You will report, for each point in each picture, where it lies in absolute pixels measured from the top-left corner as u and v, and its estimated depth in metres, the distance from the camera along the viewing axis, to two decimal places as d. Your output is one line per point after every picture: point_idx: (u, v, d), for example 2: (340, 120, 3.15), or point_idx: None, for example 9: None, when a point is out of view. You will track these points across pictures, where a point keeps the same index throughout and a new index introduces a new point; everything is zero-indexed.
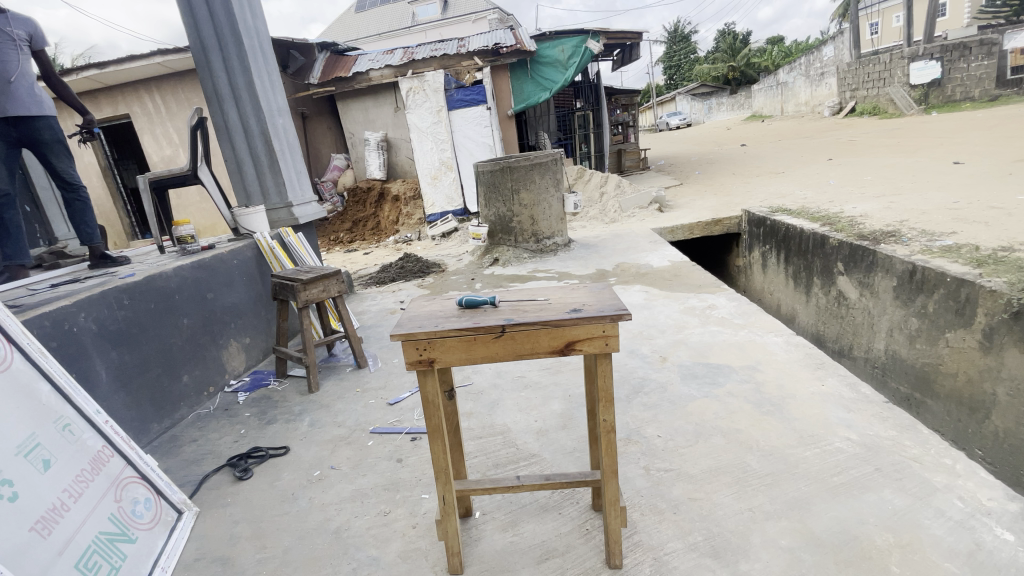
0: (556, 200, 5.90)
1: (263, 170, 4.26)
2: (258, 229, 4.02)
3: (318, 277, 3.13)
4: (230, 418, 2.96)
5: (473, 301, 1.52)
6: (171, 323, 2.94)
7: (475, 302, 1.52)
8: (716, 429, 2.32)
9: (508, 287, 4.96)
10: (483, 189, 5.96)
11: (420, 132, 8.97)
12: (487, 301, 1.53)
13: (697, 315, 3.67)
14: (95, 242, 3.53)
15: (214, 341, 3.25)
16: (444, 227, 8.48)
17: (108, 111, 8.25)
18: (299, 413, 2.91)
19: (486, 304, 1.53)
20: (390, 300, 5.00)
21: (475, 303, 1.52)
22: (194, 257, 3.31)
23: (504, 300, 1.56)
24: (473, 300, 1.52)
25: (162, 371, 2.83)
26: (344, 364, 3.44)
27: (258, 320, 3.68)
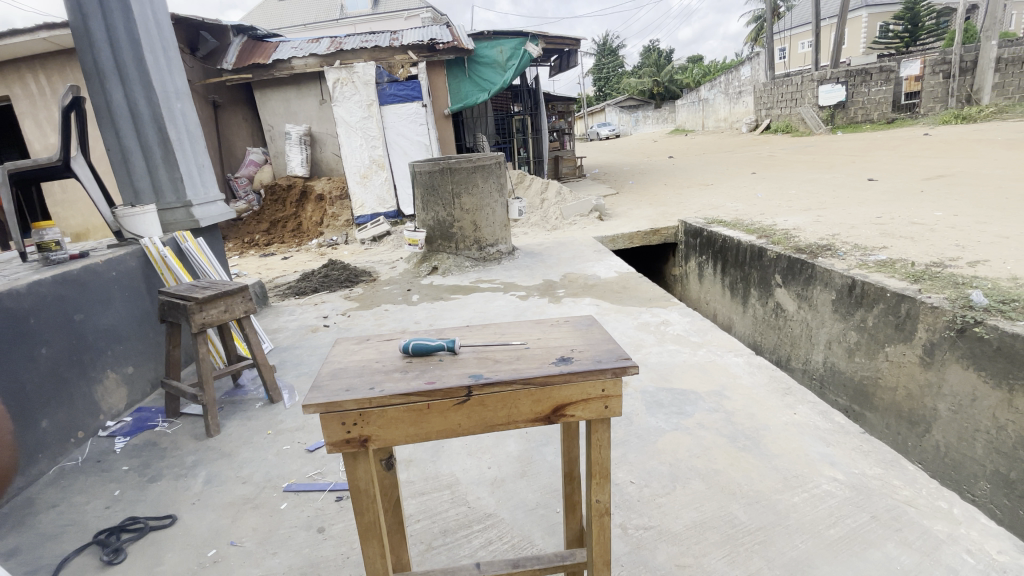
0: (499, 205, 5.55)
1: (156, 163, 3.54)
2: (146, 232, 3.32)
3: (218, 295, 2.57)
4: (105, 474, 2.25)
5: (423, 347, 1.13)
6: (22, 353, 2.21)
7: (428, 348, 1.13)
8: (693, 471, 2.04)
9: (448, 299, 4.53)
10: (419, 192, 5.48)
11: (349, 127, 8.29)
12: (445, 347, 1.14)
13: (652, 332, 3.44)
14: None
15: (84, 373, 2.54)
16: (376, 230, 7.87)
17: None
18: (191, 465, 2.32)
19: (444, 351, 1.14)
20: (312, 314, 4.41)
21: (428, 351, 1.13)
22: (56, 268, 2.59)
23: (465, 344, 1.18)
24: (424, 346, 1.13)
25: (7, 418, 2.11)
26: (253, 399, 2.89)
27: (143, 344, 3.01)
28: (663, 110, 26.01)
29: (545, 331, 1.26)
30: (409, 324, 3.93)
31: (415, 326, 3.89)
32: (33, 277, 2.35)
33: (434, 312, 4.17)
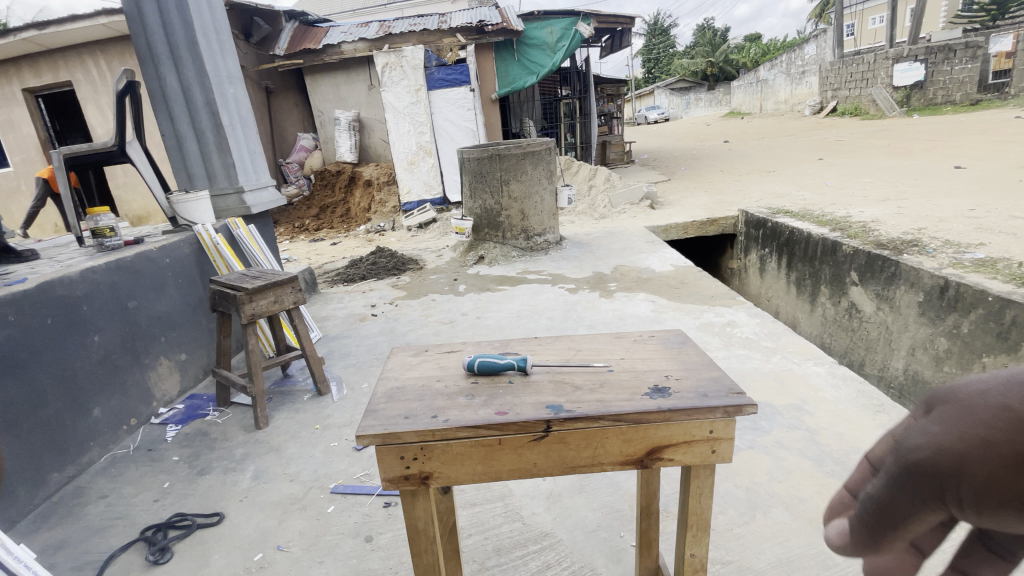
0: (548, 193, 5.35)
1: (209, 149, 3.54)
2: (200, 219, 3.32)
3: (268, 285, 2.52)
4: (154, 465, 2.26)
5: (490, 365, 0.97)
6: (78, 342, 2.23)
7: (494, 367, 0.97)
8: (774, 498, 1.82)
9: (494, 290, 4.39)
10: (468, 178, 5.34)
11: (396, 112, 8.24)
12: (515, 365, 0.98)
13: (716, 333, 3.18)
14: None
15: (137, 361, 2.57)
16: (421, 217, 7.83)
17: (47, 78, 7.27)
18: (241, 459, 2.28)
19: (513, 370, 0.98)
20: (360, 303, 4.37)
21: (495, 370, 0.97)
22: (112, 255, 2.60)
23: (536, 363, 1.01)
24: (490, 364, 0.97)
25: (62, 406, 2.13)
26: (302, 390, 2.85)
27: (197, 330, 3.02)
28: (717, 93, 24.80)
29: (632, 349, 1.08)
30: (456, 316, 3.82)
31: (463, 318, 3.77)
32: (89, 265, 2.36)
33: (481, 304, 4.04)
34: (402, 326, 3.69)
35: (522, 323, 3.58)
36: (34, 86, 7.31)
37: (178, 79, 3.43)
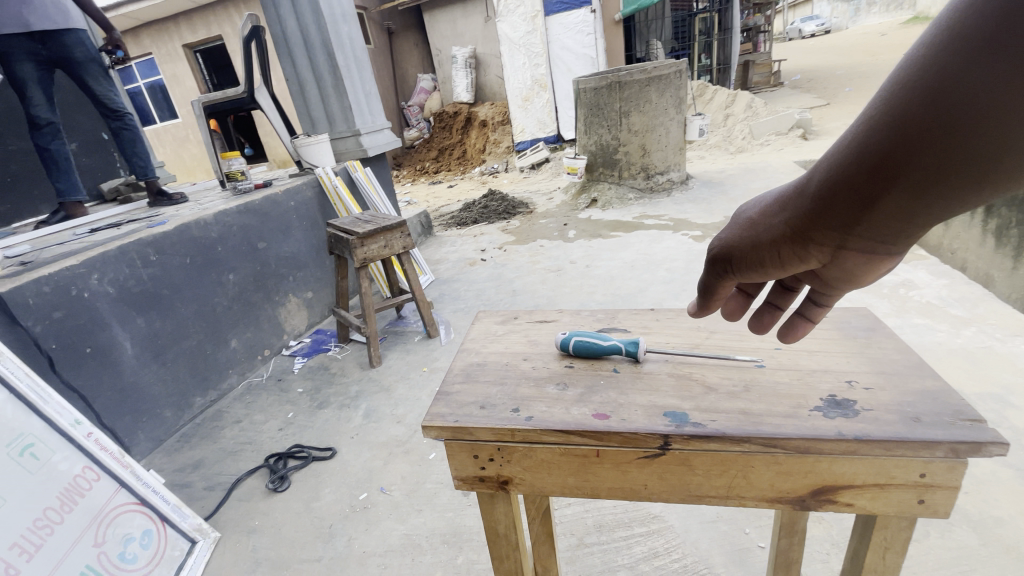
0: (674, 125, 4.74)
1: (328, 92, 3.60)
2: (322, 162, 3.42)
3: (377, 230, 2.50)
4: (282, 394, 2.46)
5: (589, 345, 0.76)
6: (214, 280, 2.46)
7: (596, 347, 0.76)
8: (964, 517, 1.41)
9: (608, 236, 4.07)
10: (583, 112, 4.91)
11: (512, 45, 7.85)
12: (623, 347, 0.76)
13: (884, 296, 2.57)
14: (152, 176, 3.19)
15: (269, 298, 2.78)
16: (534, 157, 7.57)
17: (202, 34, 8.17)
18: (354, 395, 2.37)
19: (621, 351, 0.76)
20: (470, 247, 4.33)
21: (596, 349, 0.76)
22: (243, 198, 2.78)
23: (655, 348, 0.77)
24: (590, 343, 0.76)
25: (203, 336, 2.40)
26: (412, 331, 2.88)
27: (322, 270, 3.18)
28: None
29: (821, 343, 0.78)
30: (565, 264, 3.59)
31: (572, 267, 3.54)
32: (222, 208, 2.54)
33: (593, 252, 3.75)
34: (509, 273, 3.57)
35: (637, 274, 3.26)
36: (193, 43, 8.29)
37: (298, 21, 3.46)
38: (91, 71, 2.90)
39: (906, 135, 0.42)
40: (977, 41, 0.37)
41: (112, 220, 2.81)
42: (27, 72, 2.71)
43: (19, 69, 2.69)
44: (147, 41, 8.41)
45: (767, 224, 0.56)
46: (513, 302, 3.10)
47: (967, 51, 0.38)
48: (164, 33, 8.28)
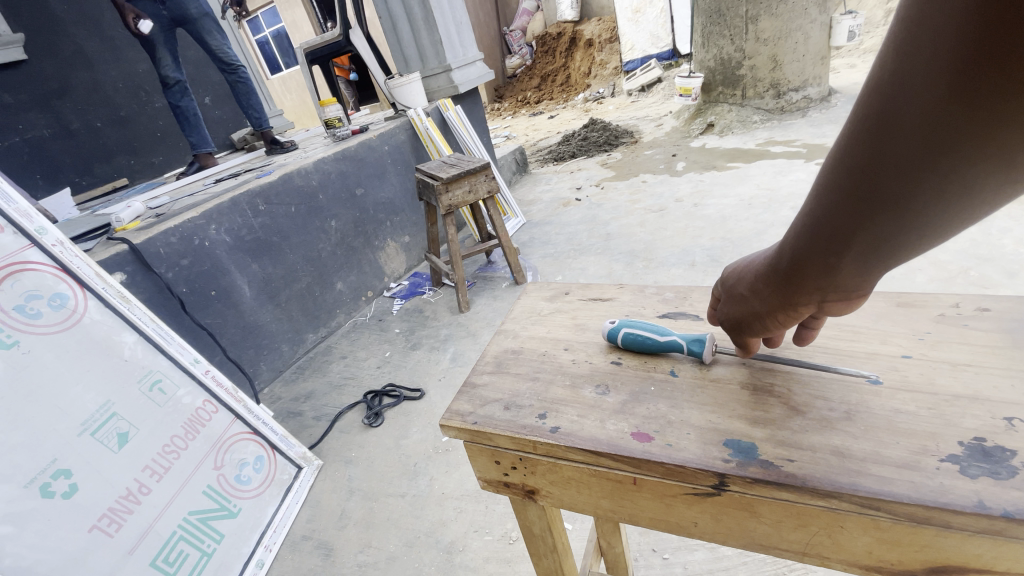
0: (816, 28, 3.93)
1: (418, 26, 3.48)
2: (414, 103, 3.38)
3: (462, 175, 2.45)
4: (381, 334, 2.60)
5: (637, 339, 0.67)
6: (318, 227, 2.60)
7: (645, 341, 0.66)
8: None
9: (722, 168, 3.60)
10: (701, 21, 4.25)
11: None
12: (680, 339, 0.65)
13: None
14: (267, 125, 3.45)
15: (368, 242, 2.89)
16: (644, 78, 6.85)
17: None
18: (444, 338, 2.42)
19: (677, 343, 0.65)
20: (567, 185, 4.12)
21: (646, 344, 0.66)
22: (341, 145, 2.85)
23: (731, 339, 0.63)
24: (638, 337, 0.67)
25: (312, 279, 2.58)
26: (500, 278, 2.86)
27: (417, 213, 3.22)
28: None
29: (976, 356, 0.59)
30: (668, 203, 3.26)
31: (676, 206, 3.20)
32: (321, 156, 2.63)
33: (703, 188, 3.35)
34: (605, 214, 3.34)
35: (752, 214, 2.85)
36: None
37: None
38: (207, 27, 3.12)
39: (856, 213, 0.44)
40: (877, 128, 0.41)
41: (235, 170, 3.07)
42: (156, 33, 2.92)
43: (147, 32, 2.90)
44: None
45: (754, 299, 0.57)
46: (606, 246, 2.90)
47: (874, 140, 0.41)
48: None
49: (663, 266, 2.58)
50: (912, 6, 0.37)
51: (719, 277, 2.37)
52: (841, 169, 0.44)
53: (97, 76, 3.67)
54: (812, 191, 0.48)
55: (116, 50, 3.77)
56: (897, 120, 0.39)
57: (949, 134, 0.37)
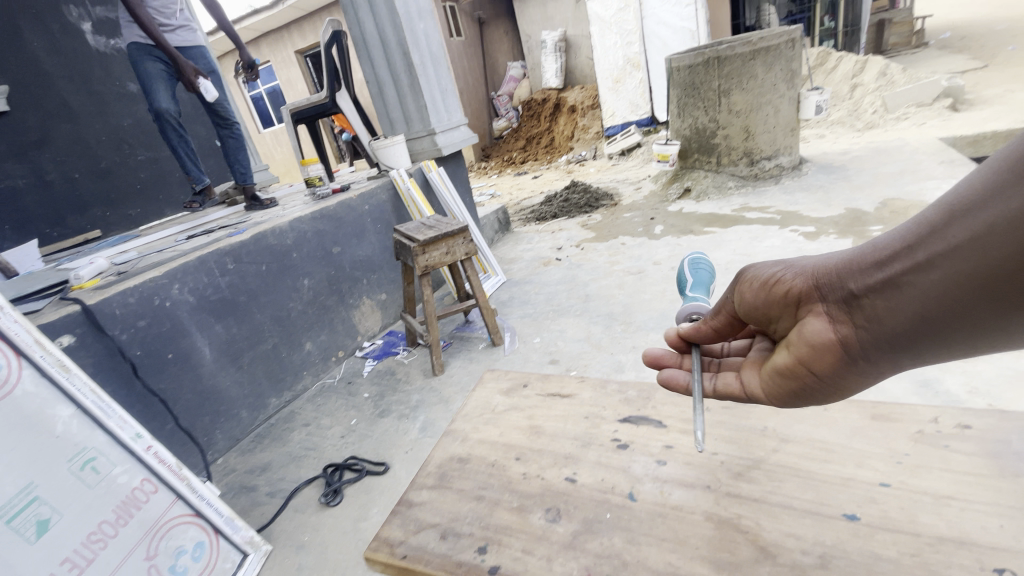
0: (786, 102, 4.13)
1: (404, 92, 3.58)
2: (397, 163, 3.41)
3: (439, 236, 2.43)
4: (349, 399, 2.48)
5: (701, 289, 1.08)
6: (289, 285, 2.53)
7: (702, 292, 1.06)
8: None
9: (699, 232, 3.66)
10: (677, 93, 4.46)
11: (603, 25, 7.43)
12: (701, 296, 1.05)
13: None
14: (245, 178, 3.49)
15: (342, 301, 2.82)
16: (625, 142, 7.11)
17: (311, 39, 8.72)
18: (414, 405, 2.31)
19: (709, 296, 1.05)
20: (548, 244, 4.15)
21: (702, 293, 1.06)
22: (320, 203, 2.83)
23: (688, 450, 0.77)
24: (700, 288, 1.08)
25: (279, 340, 2.49)
26: (478, 339, 2.78)
27: (395, 271, 3.19)
28: None
29: (958, 487, 0.69)
30: (647, 265, 3.28)
31: (654, 269, 3.22)
32: (297, 215, 2.60)
33: (681, 251, 3.38)
34: (584, 275, 3.34)
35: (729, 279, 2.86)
36: (303, 48, 8.87)
37: (374, 21, 3.46)
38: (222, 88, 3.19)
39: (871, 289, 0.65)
40: (919, 259, 0.59)
41: (209, 226, 3.01)
42: (156, 71, 2.92)
43: (149, 68, 2.90)
44: (265, 50, 9.19)
45: (773, 298, 0.80)
46: (585, 308, 2.87)
47: (913, 262, 0.59)
48: (277, 41, 8.99)
49: (641, 330, 2.53)
50: (990, 204, 0.52)
51: None
52: (884, 259, 0.63)
53: (79, 129, 3.67)
54: (857, 253, 0.68)
55: (102, 105, 3.80)
56: (932, 263, 0.57)
57: (948, 289, 0.57)
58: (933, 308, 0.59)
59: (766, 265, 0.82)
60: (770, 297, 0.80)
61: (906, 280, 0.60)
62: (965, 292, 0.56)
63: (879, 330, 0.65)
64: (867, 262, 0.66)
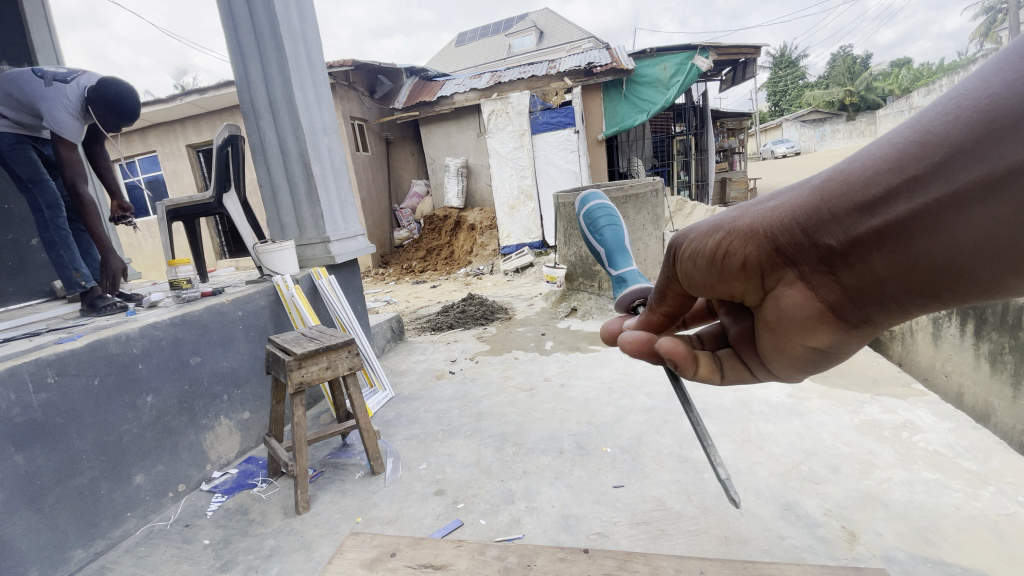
0: (654, 239, 4.72)
1: (300, 200, 3.53)
2: (283, 269, 3.22)
3: (320, 350, 2.27)
4: (183, 548, 2.03)
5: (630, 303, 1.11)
6: (127, 404, 2.14)
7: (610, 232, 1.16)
8: None
9: (586, 350, 3.84)
10: (562, 225, 4.92)
11: (500, 158, 8.24)
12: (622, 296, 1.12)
13: (887, 439, 2.28)
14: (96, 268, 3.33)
15: (192, 422, 2.43)
16: (519, 261, 7.60)
17: (207, 135, 8.51)
18: (268, 555, 1.94)
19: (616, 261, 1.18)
20: (441, 356, 4.07)
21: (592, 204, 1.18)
22: (182, 308, 2.53)
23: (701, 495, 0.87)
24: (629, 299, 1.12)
25: (99, 472, 2.03)
26: (354, 466, 2.50)
27: (264, 386, 2.87)
28: (859, 123, 22.08)
29: None
30: (538, 382, 3.31)
31: (545, 385, 3.25)
32: (153, 321, 2.30)
33: (569, 368, 3.49)
34: (477, 391, 3.26)
35: (613, 398, 2.96)
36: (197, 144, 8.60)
37: (276, 131, 3.49)
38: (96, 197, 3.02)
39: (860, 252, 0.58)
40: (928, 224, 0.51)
41: (35, 327, 2.55)
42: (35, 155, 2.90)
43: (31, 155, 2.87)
44: (152, 140, 8.77)
45: (741, 254, 0.71)
46: (476, 428, 2.76)
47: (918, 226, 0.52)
48: (169, 133, 8.66)
49: (532, 452, 2.47)
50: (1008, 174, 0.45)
51: (586, 468, 2.30)
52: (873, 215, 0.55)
53: None
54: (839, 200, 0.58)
55: None
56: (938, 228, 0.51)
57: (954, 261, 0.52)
58: (943, 260, 0.52)
59: (721, 228, 0.72)
60: (732, 260, 0.72)
61: (888, 235, 0.54)
62: (963, 250, 0.50)
63: (870, 291, 0.60)
64: (843, 215, 0.58)
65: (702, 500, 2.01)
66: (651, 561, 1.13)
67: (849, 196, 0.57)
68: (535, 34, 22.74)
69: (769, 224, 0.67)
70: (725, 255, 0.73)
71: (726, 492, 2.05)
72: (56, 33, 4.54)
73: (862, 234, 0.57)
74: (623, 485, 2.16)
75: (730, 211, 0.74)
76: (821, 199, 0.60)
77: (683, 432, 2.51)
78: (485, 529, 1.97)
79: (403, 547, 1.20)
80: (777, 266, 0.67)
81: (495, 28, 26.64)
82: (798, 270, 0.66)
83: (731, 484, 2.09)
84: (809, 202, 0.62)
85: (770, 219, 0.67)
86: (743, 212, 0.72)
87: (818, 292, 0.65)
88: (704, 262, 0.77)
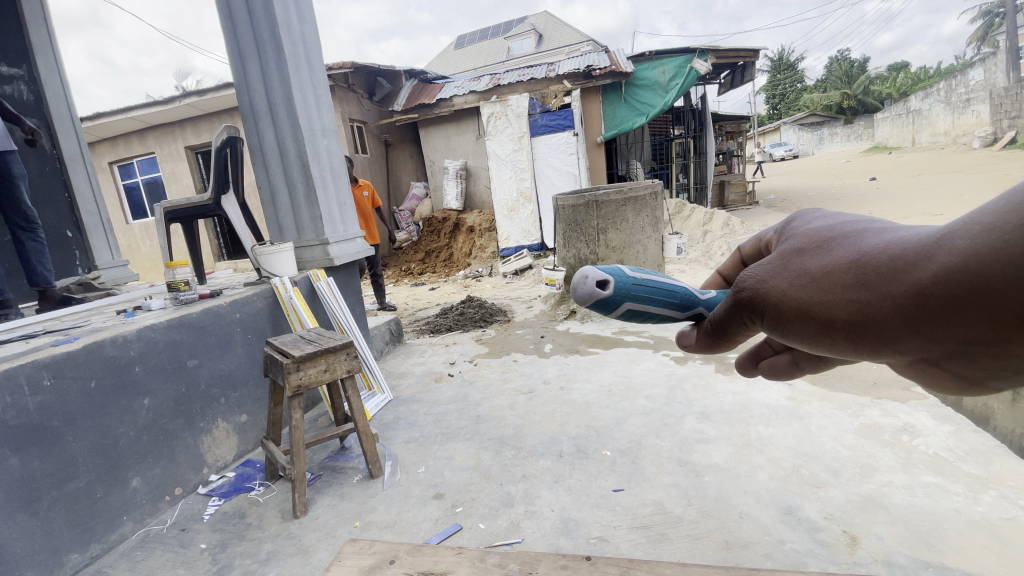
0: (653, 241, 4.73)
1: (299, 201, 3.52)
2: (282, 271, 3.20)
3: (319, 352, 2.25)
4: (179, 552, 2.01)
5: None
6: (123, 407, 2.12)
7: (655, 302, 0.93)
8: None
9: (586, 351, 3.84)
10: (561, 227, 4.91)
11: (499, 160, 8.24)
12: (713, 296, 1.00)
13: (887, 443, 2.27)
14: (51, 286, 3.26)
15: (190, 425, 2.42)
16: (518, 263, 7.62)
17: (205, 136, 8.48)
18: (264, 560, 1.92)
19: (695, 301, 0.94)
20: (440, 358, 4.06)
21: (603, 304, 0.91)
22: (178, 311, 2.50)
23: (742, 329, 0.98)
24: None
25: (96, 475, 2.01)
26: (353, 470, 2.49)
27: (262, 389, 2.85)
28: (856, 126, 22.25)
29: None
30: (537, 385, 3.30)
31: (544, 389, 3.24)
32: (149, 322, 2.28)
33: (569, 371, 3.48)
34: (476, 394, 3.24)
35: (613, 401, 2.95)
36: (195, 145, 8.58)
37: (274, 132, 3.48)
38: (20, 180, 3.12)
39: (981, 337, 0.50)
40: None
41: (30, 329, 2.54)
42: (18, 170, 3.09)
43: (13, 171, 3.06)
44: (150, 141, 8.75)
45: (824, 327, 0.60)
46: (475, 431, 2.75)
47: None
48: (168, 134, 8.63)
49: (531, 456, 2.45)
50: None
51: (585, 471, 2.29)
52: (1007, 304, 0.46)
53: None
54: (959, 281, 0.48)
55: None
56: None
57: None
58: None
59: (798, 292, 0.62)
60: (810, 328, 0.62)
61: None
62: None
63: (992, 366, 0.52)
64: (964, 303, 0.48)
65: (702, 503, 2.00)
66: (654, 567, 1.13)
67: (975, 302, 0.48)
68: (534, 37, 22.82)
69: (867, 311, 0.56)
70: (812, 324, 0.62)
71: (727, 495, 2.04)
72: (55, 31, 4.49)
73: (1005, 334, 0.48)
74: (623, 488, 2.15)
75: (805, 282, 0.61)
76: (939, 297, 0.50)
77: (683, 435, 2.50)
78: (484, 533, 1.96)
79: (402, 554, 1.19)
80: (876, 349, 0.58)
81: (495, 30, 26.60)
82: (918, 351, 0.56)
83: (732, 488, 2.08)
84: (927, 288, 0.51)
85: (866, 297, 0.56)
86: (823, 286, 0.60)
87: (947, 370, 0.56)
88: (783, 334, 0.66)
